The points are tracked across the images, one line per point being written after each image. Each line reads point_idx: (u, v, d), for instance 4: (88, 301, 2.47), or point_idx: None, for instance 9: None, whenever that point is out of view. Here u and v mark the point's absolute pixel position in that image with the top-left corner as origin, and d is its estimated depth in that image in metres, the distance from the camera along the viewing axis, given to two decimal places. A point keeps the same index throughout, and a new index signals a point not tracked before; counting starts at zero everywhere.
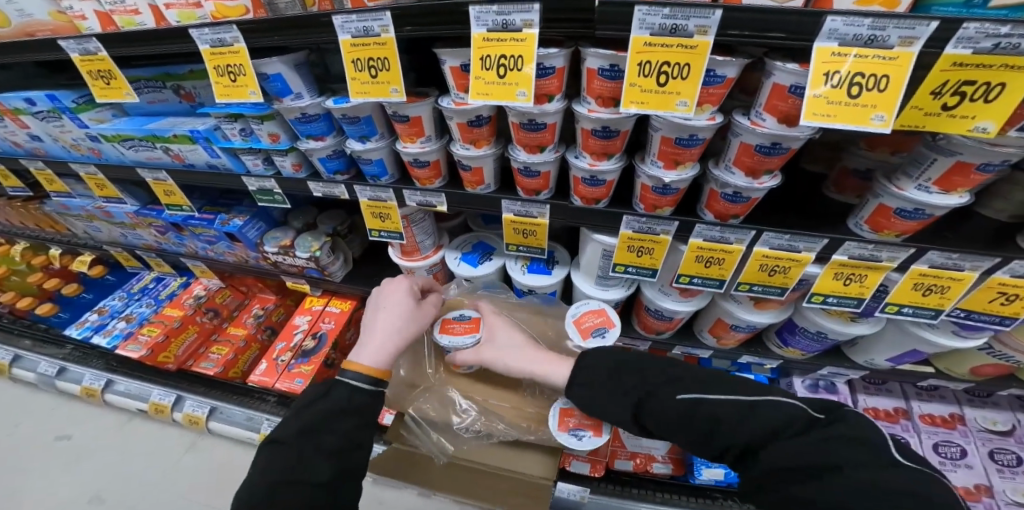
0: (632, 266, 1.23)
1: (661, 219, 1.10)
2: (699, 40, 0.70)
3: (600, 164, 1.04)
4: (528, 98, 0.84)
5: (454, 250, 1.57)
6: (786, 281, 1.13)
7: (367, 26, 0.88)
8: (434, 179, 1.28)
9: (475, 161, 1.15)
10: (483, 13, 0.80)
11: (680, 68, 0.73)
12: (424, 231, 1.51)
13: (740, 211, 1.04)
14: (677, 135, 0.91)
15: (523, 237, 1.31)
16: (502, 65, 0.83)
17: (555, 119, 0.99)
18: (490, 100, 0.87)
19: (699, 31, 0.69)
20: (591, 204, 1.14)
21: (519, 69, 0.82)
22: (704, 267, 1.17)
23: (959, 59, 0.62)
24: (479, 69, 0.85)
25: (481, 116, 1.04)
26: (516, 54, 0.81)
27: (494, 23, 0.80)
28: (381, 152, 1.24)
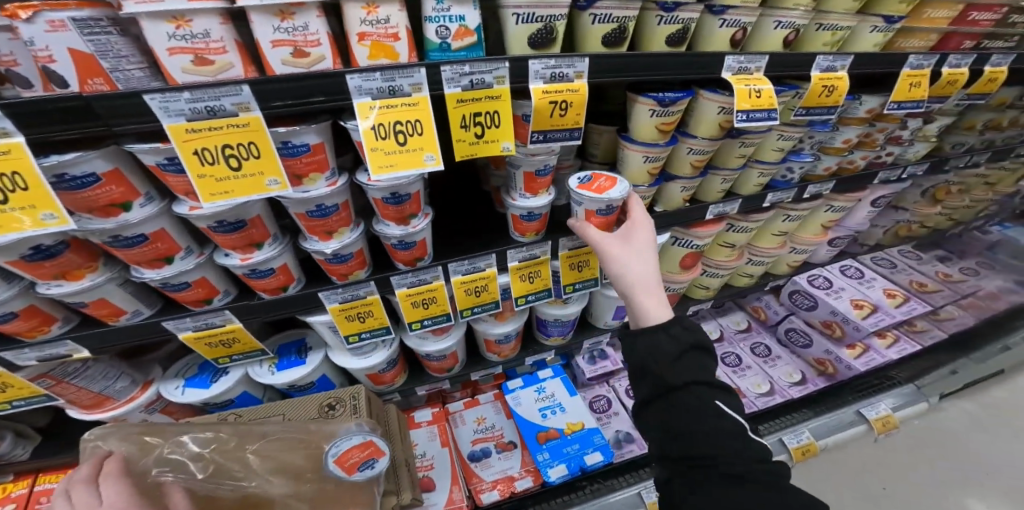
0: (429, 319, 0.92)
1: (423, 269, 0.84)
2: (500, 90, 0.61)
3: (412, 224, 0.76)
4: (440, 162, 0.59)
5: (172, 378, 0.92)
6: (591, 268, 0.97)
7: (214, 107, 0.49)
8: (122, 318, 0.73)
9: (190, 275, 0.70)
10: (362, 81, 0.54)
11: (491, 117, 0.63)
12: (102, 375, 0.83)
13: (540, 227, 0.86)
14: (520, 213, 0.82)
15: (228, 347, 0.85)
16: (399, 131, 0.57)
17: (259, 208, 0.67)
18: (395, 174, 0.58)
19: (578, 76, 0.62)
20: (349, 281, 0.82)
21: (255, 158, 0.54)
22: (531, 285, 0.94)
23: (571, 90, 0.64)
24: (194, 166, 0.51)
25: (226, 220, 0.63)
26: (246, 140, 0.52)
27: (379, 89, 0.55)
28: (19, 303, 0.66)
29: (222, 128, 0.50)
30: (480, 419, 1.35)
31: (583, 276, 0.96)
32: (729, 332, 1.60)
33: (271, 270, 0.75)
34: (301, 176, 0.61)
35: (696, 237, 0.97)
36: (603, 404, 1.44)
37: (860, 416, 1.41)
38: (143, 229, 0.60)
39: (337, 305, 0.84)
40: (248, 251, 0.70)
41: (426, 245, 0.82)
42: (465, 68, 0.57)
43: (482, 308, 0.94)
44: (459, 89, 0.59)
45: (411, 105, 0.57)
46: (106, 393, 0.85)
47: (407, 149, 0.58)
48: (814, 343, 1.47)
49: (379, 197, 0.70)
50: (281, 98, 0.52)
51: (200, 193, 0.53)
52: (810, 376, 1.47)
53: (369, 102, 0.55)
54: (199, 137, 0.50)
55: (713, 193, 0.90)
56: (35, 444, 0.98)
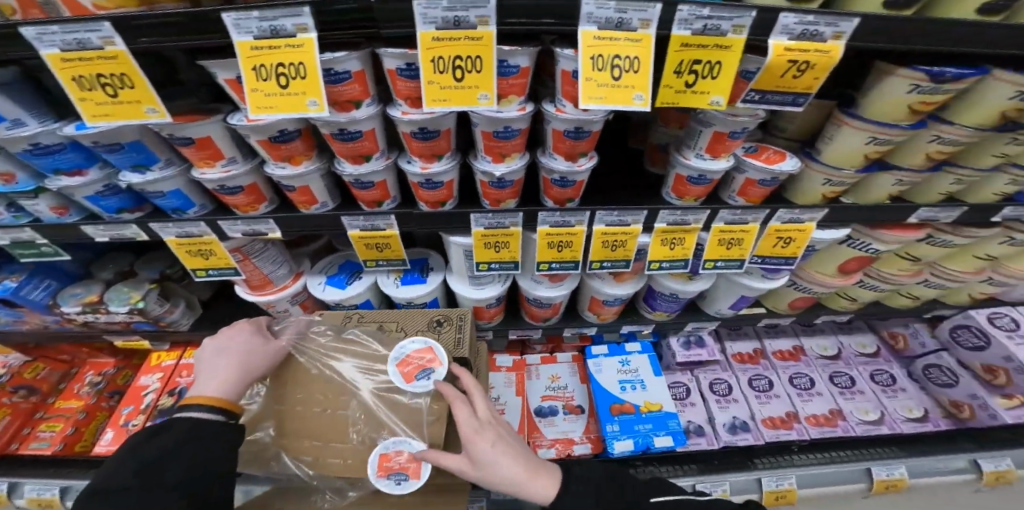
0: (557, 263, 0.96)
1: (571, 211, 0.85)
2: (734, 39, 0.54)
3: (577, 163, 0.77)
4: (647, 104, 0.55)
5: (316, 274, 1.12)
6: (747, 251, 0.90)
7: (459, 18, 0.51)
8: (314, 206, 0.87)
9: (377, 176, 0.79)
10: (595, 8, 0.51)
11: (709, 66, 0.57)
12: (273, 259, 1.05)
13: (702, 194, 0.83)
14: (690, 174, 0.78)
15: (379, 252, 0.97)
16: (614, 66, 0.54)
17: (451, 123, 0.71)
18: (602, 107, 0.56)
19: (835, 37, 0.54)
20: (500, 208, 0.86)
21: (478, 73, 0.55)
22: (670, 250, 0.91)
23: (783, 49, 0.54)
24: (427, 73, 0.55)
25: (427, 129, 0.69)
26: (473, 55, 0.54)
27: (607, 18, 0.52)
28: (248, 179, 0.81)
29: (462, 40, 0.52)
30: (554, 378, 1.44)
31: (728, 254, 0.90)
32: (848, 353, 1.48)
33: (441, 183, 0.81)
34: (501, 95, 0.63)
35: (879, 242, 0.87)
36: (682, 392, 1.38)
37: (973, 465, 1.27)
38: (362, 126, 0.68)
39: (481, 229, 0.89)
40: (429, 162, 0.76)
41: (581, 187, 0.84)
42: (704, 10, 0.51)
43: (612, 264, 0.94)
44: (688, 32, 0.53)
45: (632, 40, 0.53)
46: (271, 277, 1.07)
47: (619, 86, 0.55)
48: (961, 384, 1.31)
49: (562, 129, 0.70)
50: (518, 16, 0.53)
51: (426, 97, 0.57)
52: (932, 415, 1.33)
53: (593, 31, 0.53)
54: (439, 46, 0.53)
55: (928, 194, 0.78)
56: (194, 316, 1.29)
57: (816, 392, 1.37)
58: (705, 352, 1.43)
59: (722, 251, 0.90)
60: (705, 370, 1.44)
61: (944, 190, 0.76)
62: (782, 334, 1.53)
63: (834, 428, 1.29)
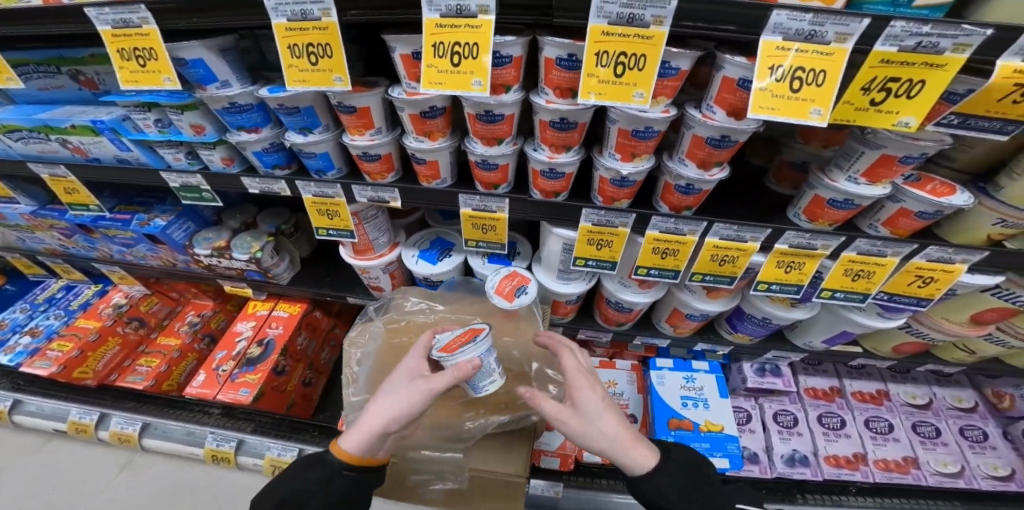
0: (656, 269, 1.03)
1: (686, 218, 0.92)
2: (837, 48, 0.56)
3: (627, 164, 0.85)
4: (825, 119, 0.59)
5: (411, 248, 1.27)
6: (806, 277, 0.96)
7: (635, 14, 0.58)
8: (435, 181, 1.02)
9: (502, 158, 0.92)
10: (787, 19, 0.55)
11: (909, 84, 0.57)
12: (379, 228, 1.21)
13: (840, 219, 0.86)
14: (834, 197, 0.81)
15: (483, 233, 1.11)
16: (797, 77, 0.58)
17: (587, 117, 0.81)
18: (772, 117, 0.60)
19: (956, 49, 0.53)
20: (550, 199, 0.97)
21: (641, 69, 0.62)
22: (784, 273, 0.97)
23: (886, 57, 0.56)
24: (590, 65, 0.64)
25: (433, 107, 0.85)
26: (640, 51, 0.61)
27: (799, 30, 0.56)
28: (385, 147, 0.97)
29: (629, 36, 0.60)
30: (613, 382, 1.45)
31: (718, 270, 1.00)
32: (896, 401, 1.48)
33: (562, 174, 0.91)
34: (652, 95, 0.70)
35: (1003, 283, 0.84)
36: (743, 418, 1.41)
37: None
38: (505, 109, 0.80)
39: (468, 210, 1.06)
40: (556, 152, 0.87)
41: (695, 197, 0.90)
42: (807, 16, 0.54)
43: (659, 271, 1.03)
44: (779, 37, 0.57)
45: (825, 54, 0.56)
46: (372, 244, 1.23)
47: (797, 98, 0.59)
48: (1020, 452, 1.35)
49: (665, 132, 0.77)
50: (693, 20, 0.61)
51: (582, 89, 0.66)
52: (1019, 475, 1.31)
53: (776, 42, 0.57)
54: (606, 40, 0.61)
55: (981, 230, 0.82)
56: (292, 270, 1.47)
57: (845, 434, 1.38)
58: (778, 381, 1.40)
59: (713, 267, 1.00)
60: (771, 400, 1.46)
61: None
62: (865, 376, 1.54)
63: (910, 474, 1.32)
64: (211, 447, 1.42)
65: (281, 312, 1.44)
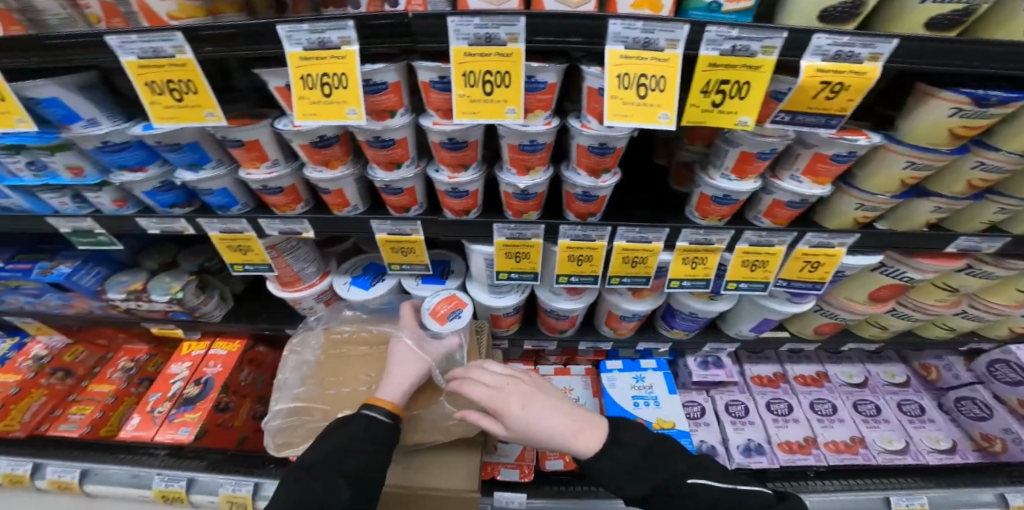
0: (517, 273, 0.92)
1: (527, 223, 0.82)
2: (512, 48, 0.52)
3: (459, 176, 0.74)
4: (519, 116, 0.57)
5: (343, 274, 1.07)
6: (711, 270, 0.88)
7: (324, 38, 0.52)
8: (296, 208, 0.86)
9: (335, 183, 0.77)
10: (460, 24, 0.51)
11: (656, 80, 0.53)
12: (304, 258, 1.01)
13: (598, 210, 0.80)
14: (578, 190, 0.76)
15: None
16: (486, 81, 0.54)
17: (407, 133, 0.69)
18: (476, 121, 0.58)
19: (671, 44, 0.52)
20: (402, 215, 0.84)
21: (343, 87, 0.55)
22: (629, 267, 0.89)
23: (618, 56, 0.53)
24: (299, 88, 0.56)
25: (250, 133, 0.68)
26: (337, 71, 0.54)
27: (476, 35, 0.51)
28: (227, 179, 0.80)
29: (328, 58, 0.53)
30: (567, 389, 1.26)
31: (580, 270, 0.89)
32: (874, 381, 1.32)
33: (401, 189, 0.79)
34: (382, 110, 0.62)
35: (914, 270, 0.84)
36: (695, 412, 1.24)
37: (1000, 501, 1.09)
38: (323, 132, 0.68)
39: (325, 233, 0.88)
40: (388, 168, 0.74)
41: (540, 198, 0.80)
42: (472, 20, 0.50)
43: (519, 275, 0.92)
44: (464, 42, 0.52)
45: (501, 54, 0.52)
46: (299, 275, 1.03)
47: (492, 100, 0.56)
48: (994, 418, 1.16)
49: (515, 141, 0.67)
50: (388, 36, 0.53)
51: (297, 110, 0.57)
52: (960, 447, 1.17)
53: (464, 47, 0.52)
54: (308, 65, 0.54)
55: (845, 216, 0.78)
56: (225, 309, 1.29)
57: (793, 418, 1.22)
58: (722, 372, 1.28)
59: (577, 267, 0.89)
60: (721, 391, 1.30)
61: (902, 177, 0.66)
62: (803, 358, 1.38)
63: (852, 456, 1.15)
64: (158, 487, 1.18)
65: (219, 349, 1.23)
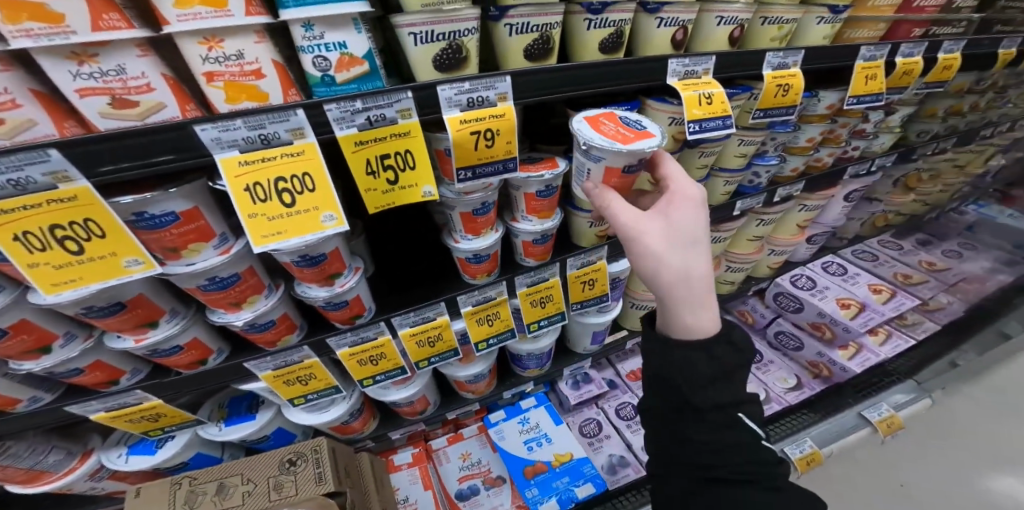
0: (381, 375, 0.81)
1: (363, 327, 0.73)
2: (302, 145, 0.47)
3: (241, 313, 0.62)
4: (342, 222, 0.50)
5: (113, 447, 0.85)
6: (511, 321, 0.86)
7: (18, 180, 0.39)
8: (18, 406, 0.63)
9: (80, 360, 0.60)
10: (219, 132, 0.43)
11: (401, 157, 0.53)
12: (30, 450, 0.75)
13: (493, 266, 0.77)
14: (466, 255, 0.72)
15: (155, 420, 0.75)
16: (282, 190, 0.47)
17: (146, 287, 0.56)
18: (286, 242, 0.48)
19: (500, 98, 0.53)
20: (110, 390, 0.66)
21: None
22: (431, 348, 0.82)
23: (355, 140, 0.49)
24: (20, 253, 0.42)
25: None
26: (79, 217, 0.43)
27: (248, 139, 0.44)
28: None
29: (41, 204, 0.41)
30: (465, 455, 1.21)
31: (435, 351, 0.82)
32: None
33: (177, 347, 0.64)
34: (132, 328, 0.58)
35: (777, 246, 1.13)
36: (592, 429, 1.26)
37: (863, 419, 1.31)
38: (122, 296, 0.54)
39: (105, 412, 0.69)
40: (141, 332, 0.59)
41: (363, 300, 0.72)
42: (237, 123, 0.43)
43: (386, 375, 0.82)
44: (237, 151, 0.44)
45: (293, 155, 0.46)
46: (39, 468, 0.77)
47: (298, 211, 0.48)
48: (807, 345, 1.35)
49: (289, 260, 0.59)
50: (112, 161, 0.41)
51: (35, 284, 0.44)
52: (805, 380, 1.36)
53: (237, 156, 0.44)
54: (13, 218, 0.40)
55: (586, 234, 0.80)
56: None
57: None
58: (594, 385, 1.30)
59: (426, 350, 0.81)
60: (608, 399, 1.33)
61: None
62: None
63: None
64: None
65: None
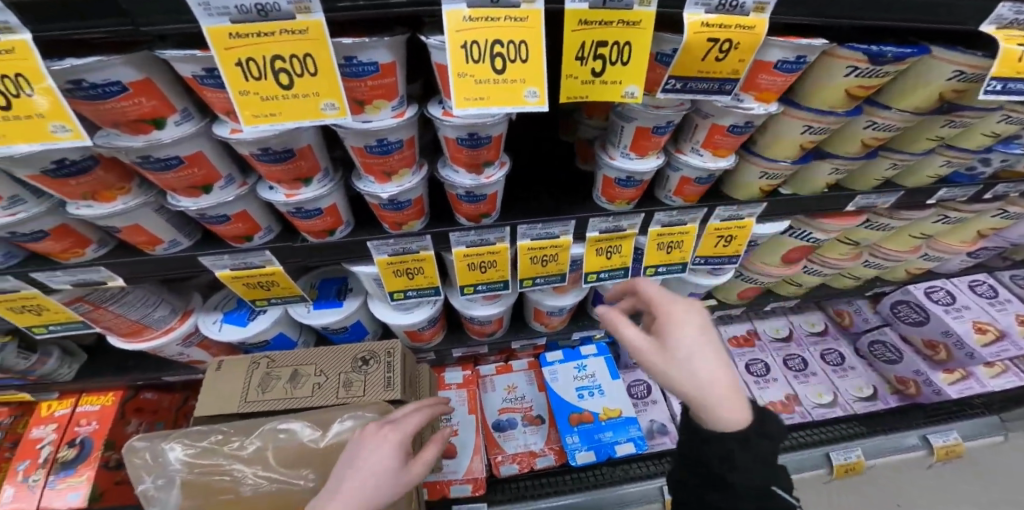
0: (483, 284, 0.81)
1: (488, 227, 0.72)
2: (529, 11, 0.41)
3: (387, 184, 0.63)
4: (543, 102, 0.45)
5: (210, 311, 0.91)
6: (629, 259, 0.81)
7: (266, 5, 0.38)
8: (159, 247, 0.67)
9: (230, 208, 0.62)
10: None
11: (618, 49, 0.46)
12: (141, 302, 0.81)
13: (635, 196, 0.72)
14: (617, 175, 0.67)
15: (265, 289, 0.78)
16: (496, 55, 0.42)
17: (311, 139, 0.57)
18: (484, 110, 0.45)
19: (758, 8, 0.43)
20: (243, 245, 0.69)
21: (26, 96, 0.38)
22: (542, 268, 0.80)
23: (581, 19, 0.43)
24: (238, 80, 0.42)
25: (68, 160, 0.49)
26: (302, 53, 0.41)
27: None
28: (50, 221, 0.59)
29: (274, 34, 0.40)
30: (510, 388, 1.24)
31: (545, 272, 0.80)
32: (800, 333, 1.39)
33: (319, 210, 0.65)
34: (292, 179, 0.60)
35: (936, 249, 0.99)
36: (641, 389, 1.28)
37: (923, 442, 1.24)
38: (295, 144, 0.55)
39: (228, 272, 0.72)
40: (295, 186, 0.61)
41: (496, 199, 0.70)
42: None
43: (488, 286, 0.81)
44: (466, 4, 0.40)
45: (517, 20, 0.41)
46: (144, 321, 0.83)
47: (504, 80, 0.44)
48: (905, 360, 1.24)
49: (454, 136, 0.57)
50: None
51: (240, 110, 0.44)
52: (881, 393, 1.28)
53: (464, 10, 0.40)
54: (243, 45, 0.40)
55: (748, 186, 0.71)
56: (79, 363, 1.04)
57: None
58: None
59: (537, 269, 0.80)
60: None
61: (800, 142, 0.62)
62: (734, 319, 1.41)
63: (790, 415, 1.21)
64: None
65: (90, 404, 1.00)
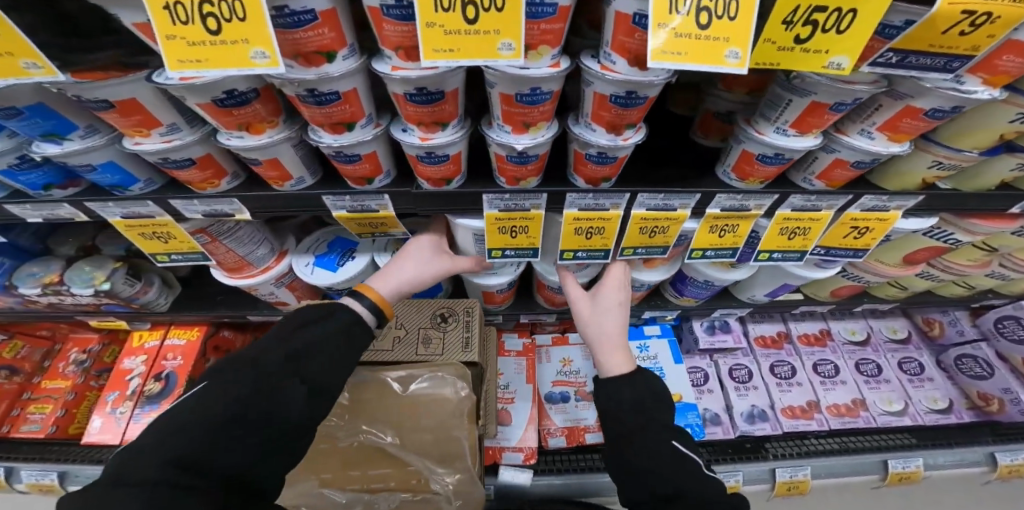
0: (584, 251, 0.78)
1: (606, 193, 0.69)
2: None
3: (522, 137, 0.59)
4: (745, 65, 0.39)
5: (303, 254, 0.98)
6: (742, 240, 0.77)
7: None
8: (287, 183, 0.70)
9: (364, 147, 0.62)
10: None
11: (840, 17, 0.39)
12: (249, 238, 0.86)
13: (772, 176, 0.66)
14: (762, 151, 0.61)
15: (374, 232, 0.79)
16: (703, 7, 0.38)
17: (458, 83, 0.54)
18: (679, 68, 0.39)
19: None
20: (363, 187, 0.69)
21: (239, 20, 0.38)
22: (648, 239, 0.77)
23: None
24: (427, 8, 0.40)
25: (236, 91, 0.52)
26: None
27: None
28: (199, 149, 0.63)
29: None
30: (565, 361, 1.27)
31: (650, 243, 0.77)
32: (878, 338, 1.30)
33: (446, 157, 0.63)
34: (430, 123, 0.58)
35: None
36: (699, 378, 1.23)
37: (990, 459, 1.15)
38: (445, 86, 0.52)
39: (344, 213, 0.73)
40: (430, 130, 0.59)
41: (622, 163, 0.66)
42: None
43: (588, 253, 0.79)
44: None
45: None
46: (249, 258, 0.90)
47: (706, 37, 0.39)
48: (996, 377, 1.15)
49: (610, 93, 0.52)
50: None
51: (421, 45, 0.42)
52: (957, 407, 1.19)
53: None
54: None
55: (912, 176, 0.64)
56: (173, 295, 1.12)
57: (796, 382, 1.22)
58: (730, 337, 1.27)
59: (643, 239, 0.77)
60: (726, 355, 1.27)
61: (1003, 133, 0.54)
62: (806, 317, 1.35)
63: (855, 420, 1.16)
64: None
65: (176, 340, 1.11)
